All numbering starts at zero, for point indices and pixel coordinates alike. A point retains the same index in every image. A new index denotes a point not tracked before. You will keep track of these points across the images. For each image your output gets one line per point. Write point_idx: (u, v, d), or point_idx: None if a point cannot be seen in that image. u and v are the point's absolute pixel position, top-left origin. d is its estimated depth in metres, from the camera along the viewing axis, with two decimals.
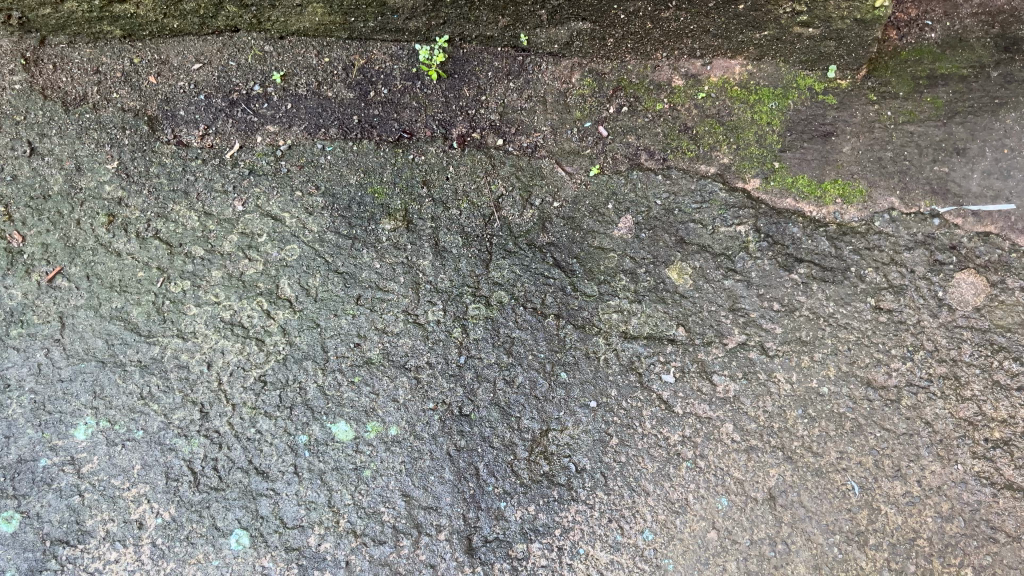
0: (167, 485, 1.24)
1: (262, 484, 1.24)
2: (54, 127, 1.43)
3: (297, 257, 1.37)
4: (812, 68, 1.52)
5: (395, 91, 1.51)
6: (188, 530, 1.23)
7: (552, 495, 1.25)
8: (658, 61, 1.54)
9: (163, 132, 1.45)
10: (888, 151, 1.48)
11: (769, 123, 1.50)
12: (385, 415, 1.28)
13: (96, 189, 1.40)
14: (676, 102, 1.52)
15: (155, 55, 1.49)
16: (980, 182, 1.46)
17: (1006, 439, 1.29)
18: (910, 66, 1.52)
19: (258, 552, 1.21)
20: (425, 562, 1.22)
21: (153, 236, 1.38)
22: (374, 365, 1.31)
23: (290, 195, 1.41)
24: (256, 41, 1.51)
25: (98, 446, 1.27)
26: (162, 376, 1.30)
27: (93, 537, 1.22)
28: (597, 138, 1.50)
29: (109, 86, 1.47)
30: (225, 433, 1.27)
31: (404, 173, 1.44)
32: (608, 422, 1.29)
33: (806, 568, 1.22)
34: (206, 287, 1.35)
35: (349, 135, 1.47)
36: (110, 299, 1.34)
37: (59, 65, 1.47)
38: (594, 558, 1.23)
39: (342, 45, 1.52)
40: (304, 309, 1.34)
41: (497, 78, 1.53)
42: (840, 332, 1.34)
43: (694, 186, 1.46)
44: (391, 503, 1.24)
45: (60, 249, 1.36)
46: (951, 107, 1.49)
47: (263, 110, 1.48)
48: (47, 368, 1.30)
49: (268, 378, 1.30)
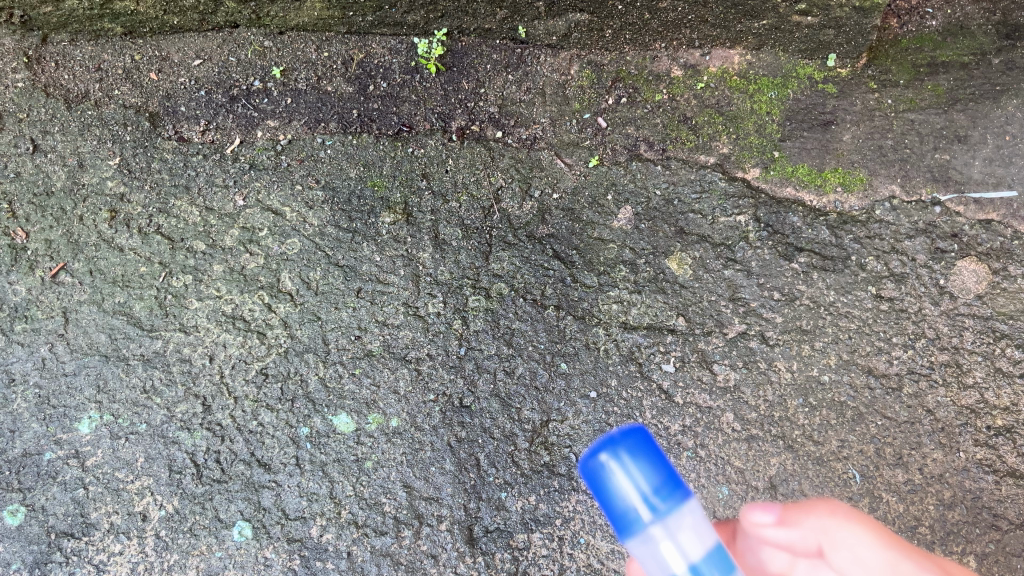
0: (170, 478, 1.26)
1: (264, 476, 1.25)
2: (57, 124, 1.44)
3: (297, 251, 1.38)
4: (811, 57, 1.51)
5: (393, 85, 1.50)
6: (191, 522, 1.24)
7: (553, 485, 1.26)
8: (656, 52, 1.53)
9: (164, 128, 1.46)
10: (888, 139, 1.47)
11: (768, 112, 1.49)
12: (386, 407, 1.29)
13: (98, 186, 1.41)
14: (675, 93, 1.51)
15: (156, 51, 1.49)
16: (981, 170, 1.45)
17: (1008, 426, 1.29)
18: (910, 54, 1.52)
19: (260, 544, 1.23)
20: (426, 552, 1.22)
21: (155, 231, 1.39)
22: (375, 358, 1.32)
23: (290, 189, 1.42)
24: (255, 37, 1.49)
25: (102, 439, 1.28)
26: (165, 369, 1.31)
27: (98, 530, 1.24)
28: (595, 129, 1.49)
29: (110, 83, 1.47)
30: (228, 425, 1.28)
31: (403, 166, 1.45)
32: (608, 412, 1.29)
33: None
34: (208, 282, 1.36)
35: (348, 129, 1.47)
36: (113, 293, 1.35)
37: (61, 63, 1.47)
38: (595, 547, 1.23)
39: (340, 40, 1.51)
40: (304, 302, 1.35)
41: (495, 71, 1.52)
42: (840, 320, 1.34)
43: (693, 176, 1.45)
44: (392, 494, 1.25)
45: (63, 245, 1.38)
46: (952, 95, 1.49)
47: (262, 105, 1.48)
48: (51, 363, 1.31)
49: (270, 371, 1.31)
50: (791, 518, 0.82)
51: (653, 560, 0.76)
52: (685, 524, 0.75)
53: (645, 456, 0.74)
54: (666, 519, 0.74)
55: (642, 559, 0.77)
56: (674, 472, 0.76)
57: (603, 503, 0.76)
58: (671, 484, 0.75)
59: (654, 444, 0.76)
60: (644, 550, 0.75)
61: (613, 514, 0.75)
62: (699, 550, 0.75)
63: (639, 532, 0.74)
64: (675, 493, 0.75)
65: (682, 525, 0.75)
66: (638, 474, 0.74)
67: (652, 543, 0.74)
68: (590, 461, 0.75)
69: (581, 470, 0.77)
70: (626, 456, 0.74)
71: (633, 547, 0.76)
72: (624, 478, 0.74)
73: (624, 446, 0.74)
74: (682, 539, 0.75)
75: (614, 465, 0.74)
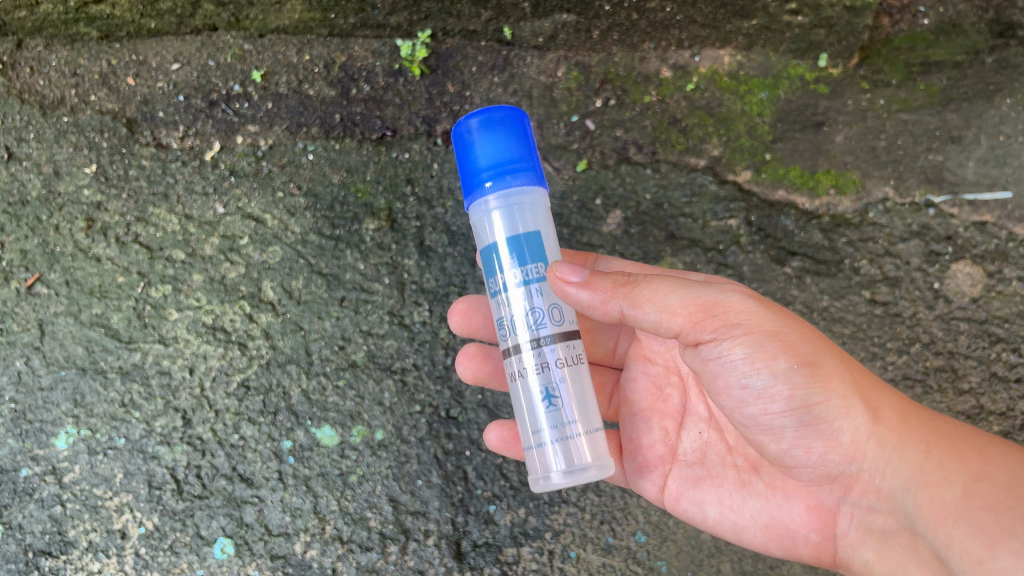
0: (150, 494, 1.26)
1: (246, 492, 1.25)
2: (32, 131, 1.39)
3: (279, 259, 1.34)
4: (801, 57, 1.46)
5: (377, 88, 1.42)
6: (172, 539, 1.25)
7: (543, 498, 1.29)
8: (645, 53, 1.47)
9: (142, 134, 1.39)
10: (881, 140, 1.44)
11: (759, 114, 1.45)
12: (371, 419, 1.29)
13: (74, 194, 1.37)
14: (665, 95, 1.46)
15: (133, 55, 1.40)
16: (976, 171, 1.43)
17: (1005, 432, 1.33)
18: (903, 53, 1.47)
19: (243, 561, 1.24)
20: (413, 567, 1.25)
21: (133, 240, 1.35)
22: (359, 368, 1.30)
23: (271, 195, 1.38)
24: (235, 40, 1.41)
25: (79, 455, 1.28)
26: (144, 382, 1.29)
27: (76, 548, 1.25)
28: (584, 132, 1.44)
29: (86, 88, 1.40)
30: (209, 440, 1.27)
31: (388, 171, 1.40)
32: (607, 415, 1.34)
33: (801, 566, 1.27)
34: (187, 292, 1.33)
35: (330, 133, 1.41)
36: (90, 305, 1.32)
37: (36, 68, 1.40)
38: (586, 561, 1.27)
39: (322, 42, 1.42)
40: (286, 312, 1.32)
41: (481, 73, 1.44)
42: (833, 326, 1.37)
43: (684, 179, 1.43)
44: (378, 509, 1.26)
45: (39, 256, 1.35)
46: (944, 95, 1.45)
47: (243, 110, 1.40)
48: (27, 377, 1.30)
49: (252, 383, 1.29)
50: (593, 282, 1.01)
51: (490, 221, 1.04)
52: (521, 199, 1.03)
53: (506, 130, 1.01)
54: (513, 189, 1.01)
55: (484, 220, 1.05)
56: (530, 151, 1.03)
57: (461, 157, 1.04)
58: (527, 169, 1.02)
59: (523, 125, 1.03)
60: (485, 210, 1.04)
61: (466, 167, 1.03)
62: (527, 226, 1.04)
63: (478, 185, 1.02)
64: (520, 168, 1.02)
65: (517, 197, 1.03)
66: (495, 140, 1.00)
67: (486, 198, 1.03)
68: (464, 118, 1.02)
69: (454, 126, 1.05)
70: (492, 123, 1.00)
71: (472, 203, 1.05)
72: (482, 140, 1.01)
73: (495, 115, 1.01)
74: (512, 208, 1.03)
75: (479, 127, 1.01)
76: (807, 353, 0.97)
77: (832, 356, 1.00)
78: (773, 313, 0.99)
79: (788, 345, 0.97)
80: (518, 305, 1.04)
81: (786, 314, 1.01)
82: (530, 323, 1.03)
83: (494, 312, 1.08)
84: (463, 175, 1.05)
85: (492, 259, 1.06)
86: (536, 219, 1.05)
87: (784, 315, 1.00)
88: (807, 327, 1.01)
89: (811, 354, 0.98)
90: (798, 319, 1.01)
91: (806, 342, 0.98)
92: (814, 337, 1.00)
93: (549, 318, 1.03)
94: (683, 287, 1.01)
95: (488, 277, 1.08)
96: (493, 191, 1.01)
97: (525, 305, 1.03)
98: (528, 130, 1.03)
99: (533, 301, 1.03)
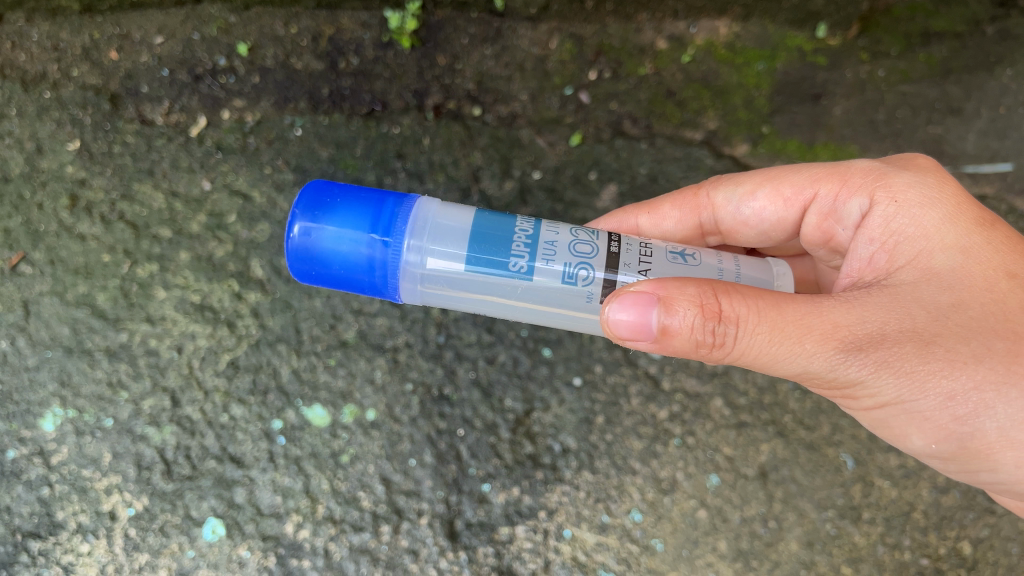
0: (139, 475, 1.23)
1: (236, 472, 1.23)
2: (13, 107, 1.35)
3: (267, 237, 1.32)
4: (800, 28, 1.45)
5: (366, 61, 1.39)
6: (162, 520, 1.22)
7: (537, 476, 1.27)
8: (641, 24, 1.44)
9: (126, 110, 1.36)
10: (880, 113, 1.43)
11: (756, 85, 1.43)
12: (363, 398, 1.27)
13: (57, 171, 1.34)
14: (660, 67, 1.43)
15: (115, 29, 1.37)
16: (976, 144, 1.43)
17: None
18: (903, 24, 1.46)
19: (234, 541, 1.21)
20: (406, 548, 1.22)
21: (118, 218, 1.32)
22: (350, 347, 1.29)
23: (258, 171, 1.35)
24: (220, 13, 1.38)
25: (66, 436, 1.25)
26: (131, 362, 1.27)
27: (65, 530, 1.22)
28: (578, 105, 1.41)
29: (68, 63, 1.37)
30: (198, 420, 1.25)
31: (377, 146, 1.37)
32: (619, 372, 1.32)
33: (798, 544, 1.28)
34: (174, 271, 1.30)
35: (319, 108, 1.38)
36: (75, 284, 1.29)
37: (17, 43, 1.37)
38: (581, 540, 1.25)
39: (309, 15, 1.39)
40: (275, 291, 1.30)
41: (473, 45, 1.41)
42: None
43: (679, 153, 1.40)
44: (370, 489, 1.24)
45: (22, 234, 1.31)
46: (945, 66, 1.45)
47: (229, 84, 1.37)
48: (12, 357, 1.27)
49: (240, 362, 1.27)
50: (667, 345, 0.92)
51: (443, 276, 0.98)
52: (420, 236, 0.96)
53: (326, 204, 0.94)
54: (402, 237, 0.94)
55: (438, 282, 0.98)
56: (368, 199, 0.95)
57: (336, 269, 0.95)
58: (385, 217, 0.94)
59: (329, 189, 0.96)
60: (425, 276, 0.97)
61: (355, 270, 0.95)
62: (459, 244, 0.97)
63: (378, 261, 0.94)
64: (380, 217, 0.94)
65: (420, 233, 0.96)
66: (339, 226, 0.93)
67: (398, 259, 0.95)
68: (289, 243, 0.95)
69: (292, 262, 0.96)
70: (310, 213, 0.94)
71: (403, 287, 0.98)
72: (334, 239, 0.93)
73: (302, 207, 0.94)
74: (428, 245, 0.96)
75: (307, 227, 0.93)
76: (943, 427, 0.89)
77: (981, 414, 0.86)
78: (913, 380, 0.86)
79: (920, 417, 0.89)
80: (553, 279, 0.98)
81: (915, 376, 0.86)
82: (585, 277, 0.98)
83: (556, 318, 1.04)
84: (360, 281, 0.96)
85: (488, 291, 1.00)
86: (448, 226, 0.98)
87: (923, 379, 0.86)
88: (947, 387, 0.86)
89: (948, 424, 0.88)
90: (934, 379, 0.86)
91: (942, 411, 0.87)
92: (954, 402, 0.86)
93: (582, 250, 0.99)
94: (783, 358, 0.88)
95: (510, 303, 1.01)
96: (397, 250, 0.94)
97: (558, 268, 0.97)
98: (337, 188, 0.96)
99: (554, 267, 0.97)
